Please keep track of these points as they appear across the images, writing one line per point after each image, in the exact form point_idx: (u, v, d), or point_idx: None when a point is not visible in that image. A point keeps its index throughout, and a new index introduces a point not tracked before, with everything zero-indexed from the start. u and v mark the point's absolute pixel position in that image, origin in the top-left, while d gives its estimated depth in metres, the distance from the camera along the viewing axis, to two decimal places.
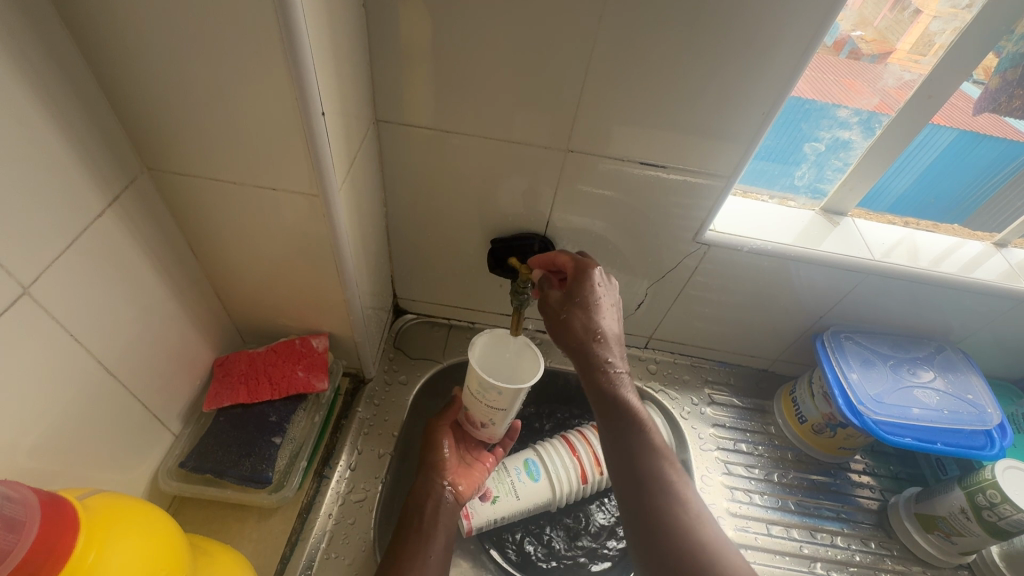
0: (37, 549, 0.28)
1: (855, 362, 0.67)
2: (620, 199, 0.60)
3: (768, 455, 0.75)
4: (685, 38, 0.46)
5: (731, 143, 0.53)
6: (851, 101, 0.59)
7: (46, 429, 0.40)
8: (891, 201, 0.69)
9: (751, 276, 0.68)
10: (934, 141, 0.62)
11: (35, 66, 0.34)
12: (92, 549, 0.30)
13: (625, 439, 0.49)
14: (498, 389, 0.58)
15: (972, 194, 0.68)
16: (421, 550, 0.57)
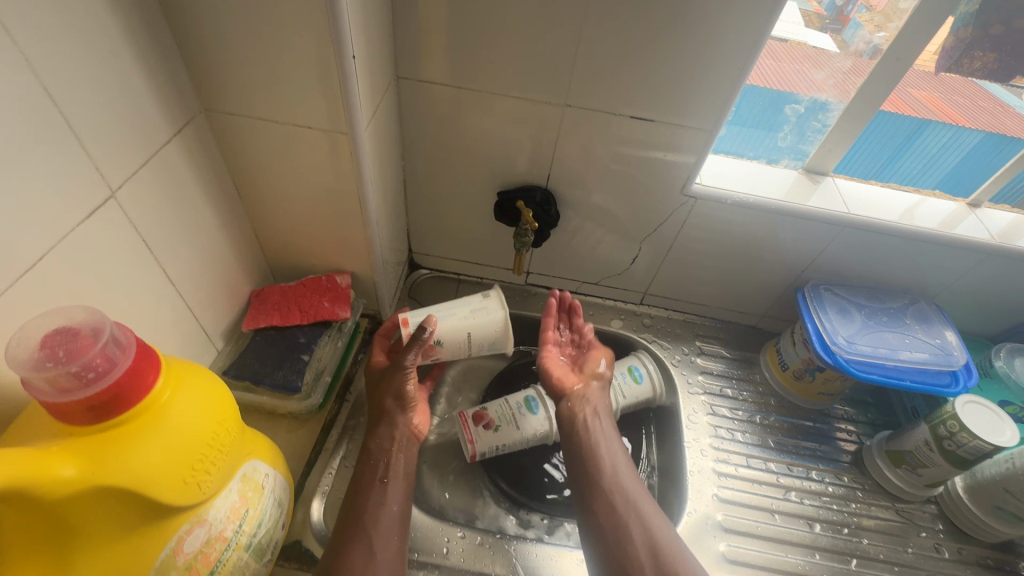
0: (128, 381, 0.33)
1: (831, 310, 0.73)
2: (613, 152, 0.66)
3: (752, 400, 0.80)
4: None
5: (713, 97, 0.59)
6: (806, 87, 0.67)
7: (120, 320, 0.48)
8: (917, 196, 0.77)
9: (737, 230, 0.74)
10: (961, 141, 0.71)
11: (123, 9, 0.41)
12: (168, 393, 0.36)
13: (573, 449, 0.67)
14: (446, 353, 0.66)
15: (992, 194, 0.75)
16: (379, 491, 0.58)
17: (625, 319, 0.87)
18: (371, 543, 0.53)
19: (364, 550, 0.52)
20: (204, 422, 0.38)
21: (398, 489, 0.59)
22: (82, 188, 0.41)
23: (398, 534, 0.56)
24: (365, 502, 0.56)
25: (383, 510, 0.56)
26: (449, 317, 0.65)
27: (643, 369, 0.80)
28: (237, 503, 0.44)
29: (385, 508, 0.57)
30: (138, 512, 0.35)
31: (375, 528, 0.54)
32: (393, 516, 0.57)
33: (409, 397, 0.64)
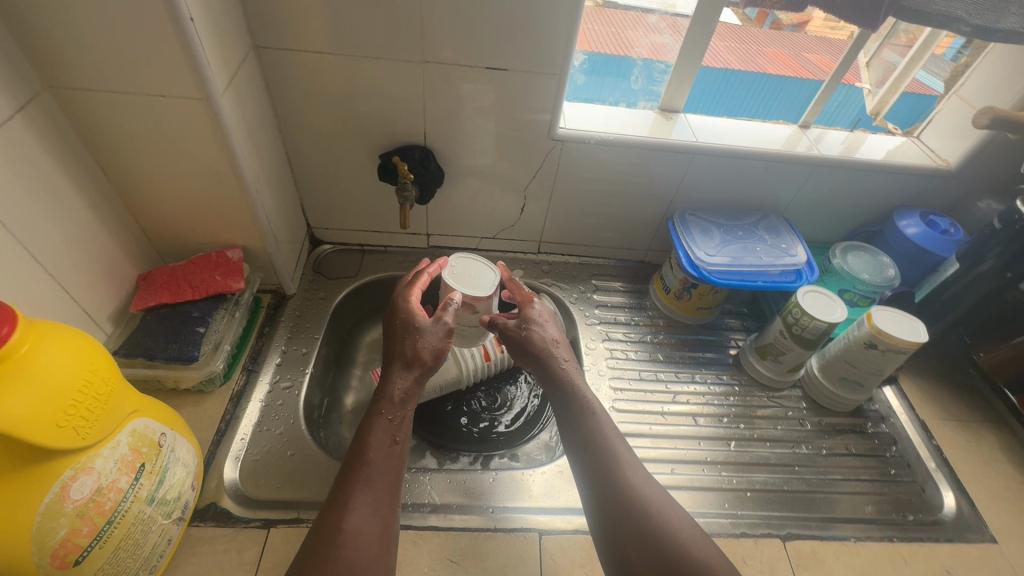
0: None
1: (695, 230, 0.81)
2: (479, 104, 0.71)
3: (643, 323, 0.89)
4: None
5: (555, 41, 0.65)
6: (633, 46, 0.78)
7: None
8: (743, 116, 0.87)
9: (606, 169, 0.81)
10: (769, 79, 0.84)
11: None
12: (27, 345, 0.37)
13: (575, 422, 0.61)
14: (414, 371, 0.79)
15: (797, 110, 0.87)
16: (382, 441, 0.55)
17: (526, 268, 0.93)
18: (376, 494, 0.51)
19: (366, 498, 0.50)
20: (70, 372, 0.40)
21: (393, 444, 0.56)
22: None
23: (397, 485, 0.54)
24: (366, 453, 0.54)
25: (383, 461, 0.54)
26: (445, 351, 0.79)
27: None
28: (129, 457, 0.46)
29: (388, 461, 0.54)
30: (12, 457, 0.36)
31: (375, 479, 0.52)
32: (397, 473, 0.54)
33: (419, 357, 0.62)
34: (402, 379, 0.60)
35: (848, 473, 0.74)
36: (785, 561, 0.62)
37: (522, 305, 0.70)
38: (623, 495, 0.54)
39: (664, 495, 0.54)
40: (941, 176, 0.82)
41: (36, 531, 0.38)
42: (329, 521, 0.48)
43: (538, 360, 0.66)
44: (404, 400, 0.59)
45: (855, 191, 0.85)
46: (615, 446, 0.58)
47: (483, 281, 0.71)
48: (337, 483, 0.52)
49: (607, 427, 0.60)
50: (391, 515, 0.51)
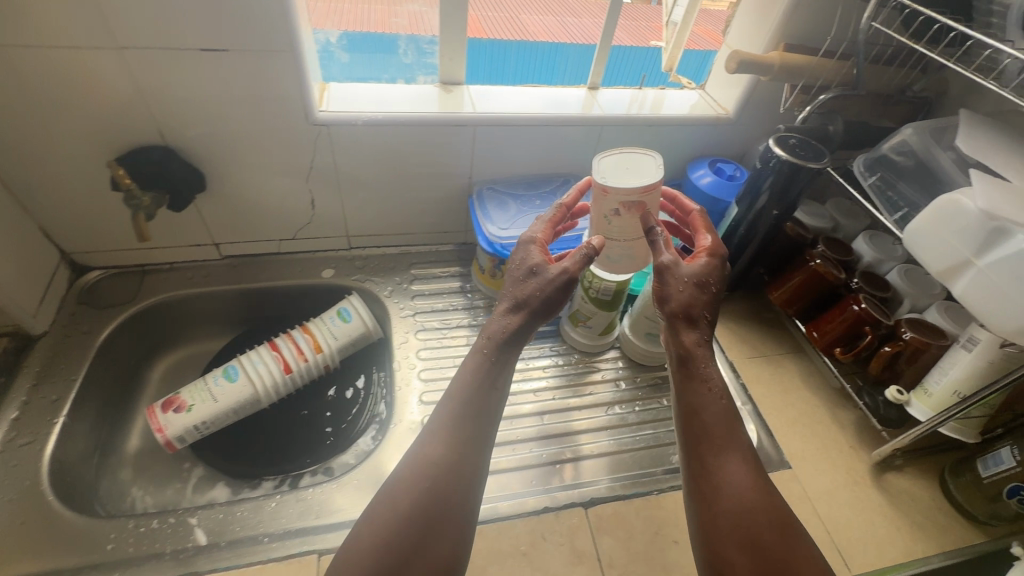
0: None
1: (491, 205, 0.78)
2: (212, 92, 0.64)
3: (464, 307, 0.86)
4: None
5: (270, 13, 0.59)
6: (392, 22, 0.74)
7: None
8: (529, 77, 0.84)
9: (389, 152, 0.76)
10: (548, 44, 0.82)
11: None
12: None
13: (686, 400, 0.55)
14: (190, 427, 0.69)
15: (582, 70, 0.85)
16: (451, 383, 0.57)
17: (337, 267, 0.87)
18: (455, 437, 0.53)
19: (453, 436, 0.53)
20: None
21: (481, 387, 0.56)
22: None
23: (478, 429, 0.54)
24: (456, 382, 0.57)
25: (480, 399, 0.56)
26: (215, 393, 0.71)
27: (353, 309, 0.80)
28: None
29: (482, 405, 0.56)
30: None
31: (462, 424, 0.54)
32: (492, 414, 0.56)
33: (526, 301, 0.59)
34: (505, 320, 0.59)
35: (661, 426, 0.74)
36: (585, 530, 0.62)
37: (694, 262, 0.59)
38: (711, 448, 0.52)
39: (744, 453, 0.52)
40: (723, 125, 0.84)
41: None
42: (419, 460, 0.52)
43: (670, 327, 0.58)
44: (503, 342, 0.58)
45: (650, 148, 0.85)
46: (708, 403, 0.54)
47: (641, 171, 0.57)
48: (440, 419, 0.55)
49: (709, 377, 0.55)
50: (473, 466, 0.53)
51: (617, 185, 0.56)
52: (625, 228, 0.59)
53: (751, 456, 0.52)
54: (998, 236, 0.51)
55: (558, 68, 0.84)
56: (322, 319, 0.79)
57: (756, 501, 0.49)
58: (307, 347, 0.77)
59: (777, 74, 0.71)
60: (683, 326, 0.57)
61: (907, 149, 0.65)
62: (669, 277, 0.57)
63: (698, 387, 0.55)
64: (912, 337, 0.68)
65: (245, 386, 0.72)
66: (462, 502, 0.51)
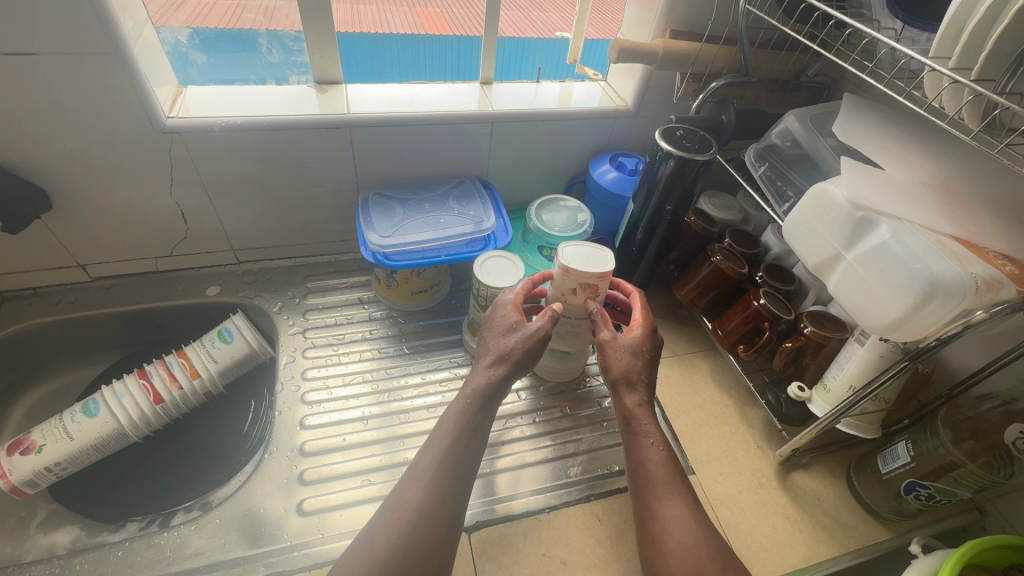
0: None
1: (375, 211, 0.73)
2: (31, 102, 0.57)
3: (361, 320, 0.81)
4: None
5: (80, 10, 0.52)
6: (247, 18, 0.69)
7: None
8: (414, 73, 0.80)
9: (260, 159, 0.70)
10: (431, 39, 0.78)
11: None
12: None
13: (635, 454, 0.54)
14: (38, 467, 0.62)
15: (471, 64, 0.82)
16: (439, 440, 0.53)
17: (223, 283, 0.81)
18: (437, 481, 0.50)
19: (441, 484, 0.50)
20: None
21: (464, 434, 0.54)
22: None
23: (463, 478, 0.52)
24: (437, 438, 0.53)
25: (458, 446, 0.53)
26: (68, 430, 0.65)
27: (235, 329, 0.75)
28: None
29: (467, 449, 0.54)
30: None
31: (445, 475, 0.51)
32: (472, 461, 0.54)
33: (511, 351, 0.57)
34: (492, 371, 0.57)
35: (562, 437, 0.70)
36: (467, 557, 0.57)
37: (630, 332, 0.59)
38: (656, 493, 0.51)
39: (689, 502, 0.51)
40: (623, 117, 0.80)
41: None
42: (399, 506, 0.49)
43: (614, 389, 0.56)
44: (490, 395, 0.56)
45: (549, 144, 0.81)
46: (650, 455, 0.53)
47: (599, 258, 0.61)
48: (420, 464, 0.52)
49: (647, 430, 0.54)
50: (452, 515, 0.49)
51: (577, 267, 0.59)
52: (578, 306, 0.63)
53: (698, 505, 0.51)
54: (864, 227, 0.48)
55: (440, 63, 0.80)
56: (200, 343, 0.74)
57: (700, 549, 0.47)
58: (181, 373, 0.72)
59: (662, 63, 0.68)
60: (623, 390, 0.56)
61: (792, 138, 0.62)
62: (612, 350, 0.57)
63: (642, 442, 0.54)
64: (811, 331, 0.65)
65: (103, 421, 0.66)
66: (447, 545, 0.48)
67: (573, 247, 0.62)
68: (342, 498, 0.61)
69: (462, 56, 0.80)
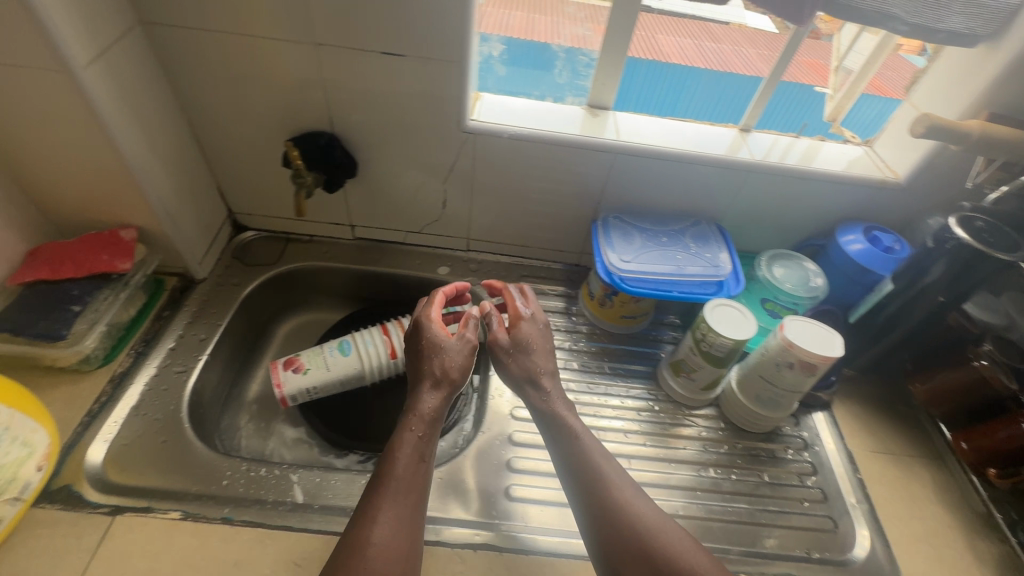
0: None
1: (617, 235, 0.77)
2: (380, 92, 0.68)
3: (565, 329, 0.85)
4: None
5: (450, 26, 0.61)
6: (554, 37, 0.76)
7: None
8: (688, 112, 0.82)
9: (526, 166, 0.77)
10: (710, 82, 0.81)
11: None
12: None
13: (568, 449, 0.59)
14: (303, 386, 0.75)
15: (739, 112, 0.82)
16: (410, 457, 0.55)
17: (452, 265, 0.91)
18: (399, 512, 0.51)
19: (395, 512, 0.51)
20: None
21: (419, 459, 0.56)
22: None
23: (422, 503, 0.54)
24: (394, 466, 0.54)
25: (412, 476, 0.54)
26: (325, 360, 0.76)
27: (461, 310, 0.83)
28: None
29: (415, 476, 0.55)
30: None
31: (404, 497, 0.52)
32: (423, 488, 0.55)
33: (448, 376, 0.61)
34: (431, 398, 0.60)
35: (757, 503, 0.68)
36: None
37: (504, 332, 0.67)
38: (620, 480, 0.56)
39: (648, 496, 0.56)
40: (889, 189, 0.75)
41: None
42: (359, 539, 0.48)
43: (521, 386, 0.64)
44: (434, 420, 0.59)
45: (797, 201, 0.79)
46: (591, 443, 0.59)
47: (828, 341, 0.63)
48: (389, 479, 0.53)
49: (579, 428, 0.61)
50: (416, 525, 0.52)
51: (803, 344, 0.63)
52: (795, 380, 0.66)
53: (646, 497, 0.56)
54: None
55: (704, 101, 0.82)
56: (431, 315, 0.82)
57: (675, 533, 0.53)
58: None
59: (974, 145, 0.62)
60: (529, 390, 0.64)
61: None
62: (510, 350, 0.65)
63: (584, 439, 0.60)
64: None
65: (351, 361, 0.77)
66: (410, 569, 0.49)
67: (793, 318, 0.66)
68: (542, 495, 0.65)
69: (730, 101, 0.81)
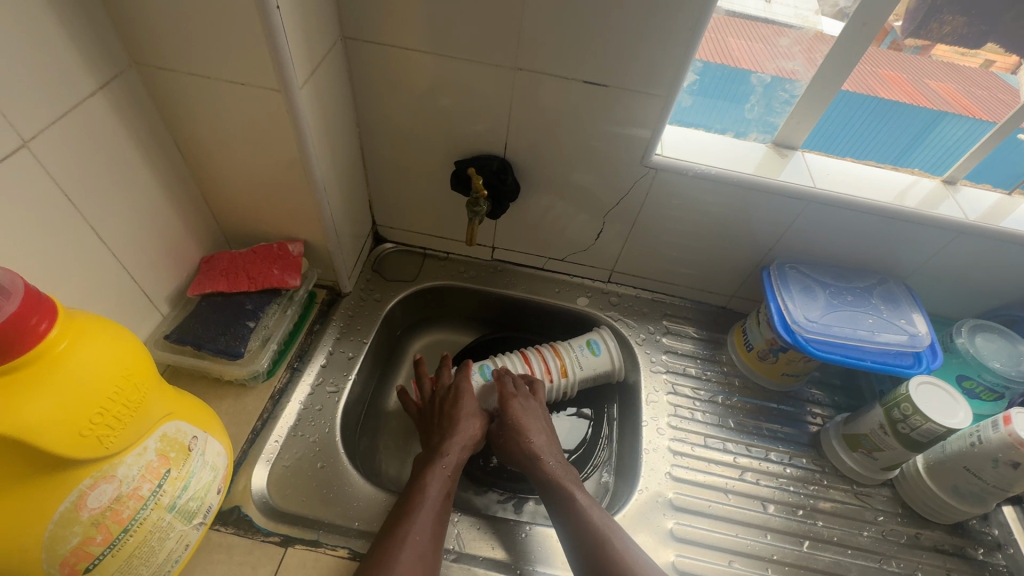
0: (14, 322, 0.32)
1: (795, 289, 0.71)
2: (565, 120, 0.65)
3: (716, 380, 0.79)
4: None
5: (663, 58, 0.57)
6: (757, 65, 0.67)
7: (64, 281, 0.48)
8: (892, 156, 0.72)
9: (701, 204, 0.72)
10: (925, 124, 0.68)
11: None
12: (64, 340, 0.36)
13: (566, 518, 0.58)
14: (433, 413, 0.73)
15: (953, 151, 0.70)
16: (432, 504, 0.57)
17: (591, 297, 0.86)
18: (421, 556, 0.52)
19: (409, 556, 0.51)
20: (105, 379, 0.37)
21: (439, 509, 0.57)
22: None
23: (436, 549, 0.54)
24: (417, 506, 0.56)
25: (435, 526, 0.56)
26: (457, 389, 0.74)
27: (603, 343, 0.78)
28: (154, 463, 0.43)
29: (432, 528, 0.55)
30: (38, 462, 0.35)
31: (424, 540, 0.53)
32: (439, 537, 0.55)
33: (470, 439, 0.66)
34: (460, 454, 0.64)
35: None
36: None
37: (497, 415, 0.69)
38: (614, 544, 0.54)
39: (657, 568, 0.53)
40: None
41: (47, 538, 0.37)
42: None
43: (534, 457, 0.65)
44: (453, 475, 0.62)
45: (1007, 268, 0.70)
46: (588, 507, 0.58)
47: None
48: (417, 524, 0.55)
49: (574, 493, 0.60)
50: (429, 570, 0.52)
51: None
52: None
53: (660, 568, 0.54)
54: None
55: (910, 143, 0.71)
56: (572, 346, 0.78)
57: None
58: (555, 367, 0.76)
59: None
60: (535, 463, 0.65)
61: None
62: (502, 435, 0.68)
63: (579, 502, 0.59)
64: None
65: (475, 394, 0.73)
66: None
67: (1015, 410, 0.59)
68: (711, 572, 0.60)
69: (959, 149, 0.69)
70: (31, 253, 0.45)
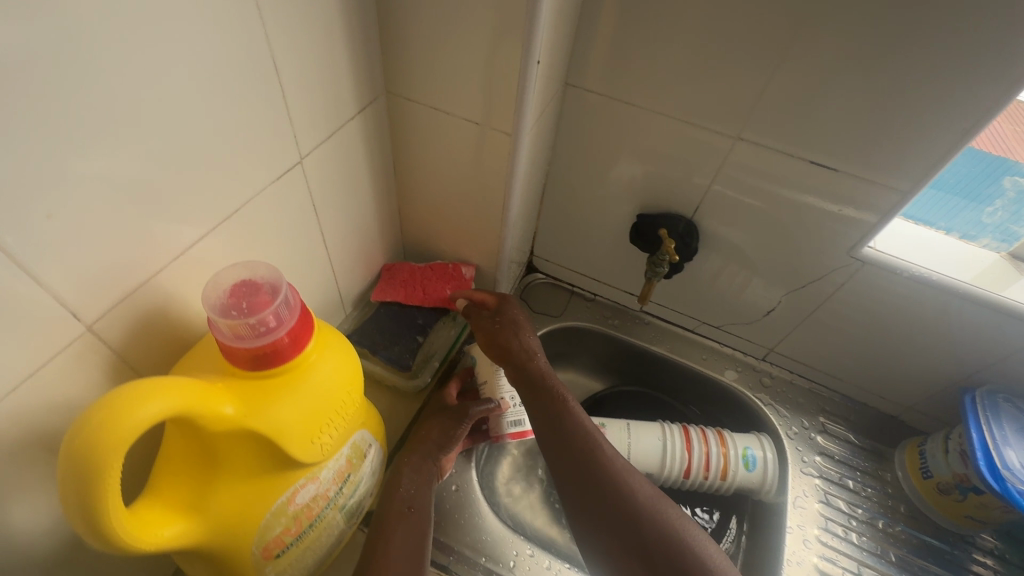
0: (289, 335, 0.36)
1: (1009, 427, 0.61)
2: (772, 195, 0.61)
3: (877, 500, 0.70)
4: (877, 42, 0.47)
5: (913, 153, 0.52)
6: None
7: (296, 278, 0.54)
8: None
9: (905, 308, 0.64)
10: None
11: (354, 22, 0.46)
12: (314, 353, 0.39)
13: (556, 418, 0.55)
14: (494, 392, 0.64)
15: None
16: (399, 512, 0.52)
17: (740, 371, 0.81)
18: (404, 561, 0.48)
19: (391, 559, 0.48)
20: (332, 393, 0.40)
21: (405, 515, 0.52)
22: (275, 133, 0.42)
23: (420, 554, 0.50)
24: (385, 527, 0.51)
25: (405, 539, 0.50)
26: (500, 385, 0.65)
27: (761, 458, 0.70)
28: (343, 467, 0.46)
29: (403, 532, 0.51)
30: (271, 460, 0.38)
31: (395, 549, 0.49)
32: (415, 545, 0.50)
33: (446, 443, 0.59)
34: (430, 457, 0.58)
35: None
36: None
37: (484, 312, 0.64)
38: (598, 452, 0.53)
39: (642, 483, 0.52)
40: None
41: (261, 526, 0.40)
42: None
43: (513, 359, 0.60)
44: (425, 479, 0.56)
45: None
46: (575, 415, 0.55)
47: None
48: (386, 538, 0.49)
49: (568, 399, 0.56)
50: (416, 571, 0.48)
51: None
52: None
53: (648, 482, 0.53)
54: None
55: None
56: (732, 449, 0.71)
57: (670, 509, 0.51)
58: (715, 466, 0.70)
59: None
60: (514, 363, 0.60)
61: None
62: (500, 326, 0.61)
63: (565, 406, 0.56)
64: None
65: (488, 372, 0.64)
66: None
67: None
68: None
69: None
70: (285, 253, 0.50)
